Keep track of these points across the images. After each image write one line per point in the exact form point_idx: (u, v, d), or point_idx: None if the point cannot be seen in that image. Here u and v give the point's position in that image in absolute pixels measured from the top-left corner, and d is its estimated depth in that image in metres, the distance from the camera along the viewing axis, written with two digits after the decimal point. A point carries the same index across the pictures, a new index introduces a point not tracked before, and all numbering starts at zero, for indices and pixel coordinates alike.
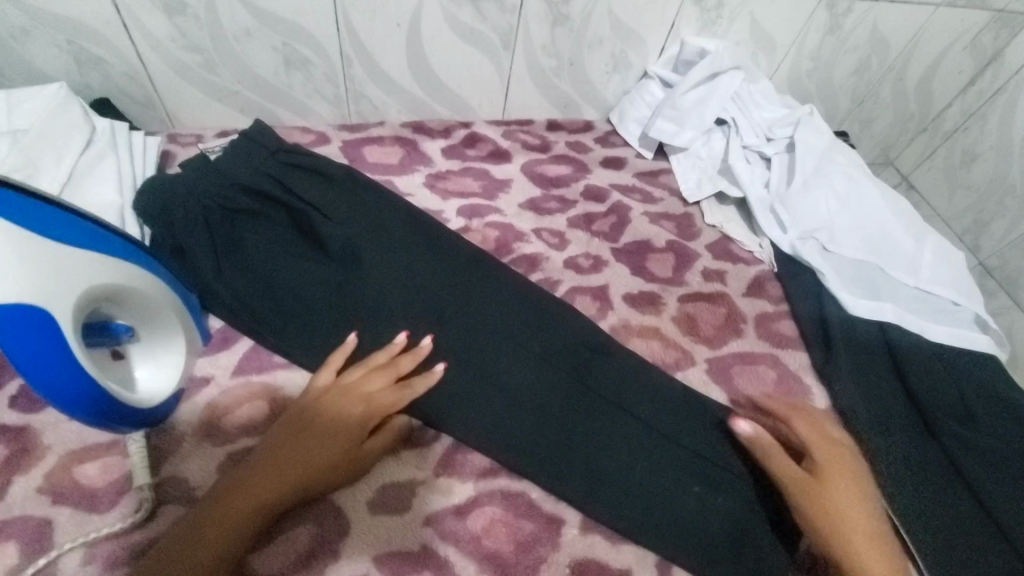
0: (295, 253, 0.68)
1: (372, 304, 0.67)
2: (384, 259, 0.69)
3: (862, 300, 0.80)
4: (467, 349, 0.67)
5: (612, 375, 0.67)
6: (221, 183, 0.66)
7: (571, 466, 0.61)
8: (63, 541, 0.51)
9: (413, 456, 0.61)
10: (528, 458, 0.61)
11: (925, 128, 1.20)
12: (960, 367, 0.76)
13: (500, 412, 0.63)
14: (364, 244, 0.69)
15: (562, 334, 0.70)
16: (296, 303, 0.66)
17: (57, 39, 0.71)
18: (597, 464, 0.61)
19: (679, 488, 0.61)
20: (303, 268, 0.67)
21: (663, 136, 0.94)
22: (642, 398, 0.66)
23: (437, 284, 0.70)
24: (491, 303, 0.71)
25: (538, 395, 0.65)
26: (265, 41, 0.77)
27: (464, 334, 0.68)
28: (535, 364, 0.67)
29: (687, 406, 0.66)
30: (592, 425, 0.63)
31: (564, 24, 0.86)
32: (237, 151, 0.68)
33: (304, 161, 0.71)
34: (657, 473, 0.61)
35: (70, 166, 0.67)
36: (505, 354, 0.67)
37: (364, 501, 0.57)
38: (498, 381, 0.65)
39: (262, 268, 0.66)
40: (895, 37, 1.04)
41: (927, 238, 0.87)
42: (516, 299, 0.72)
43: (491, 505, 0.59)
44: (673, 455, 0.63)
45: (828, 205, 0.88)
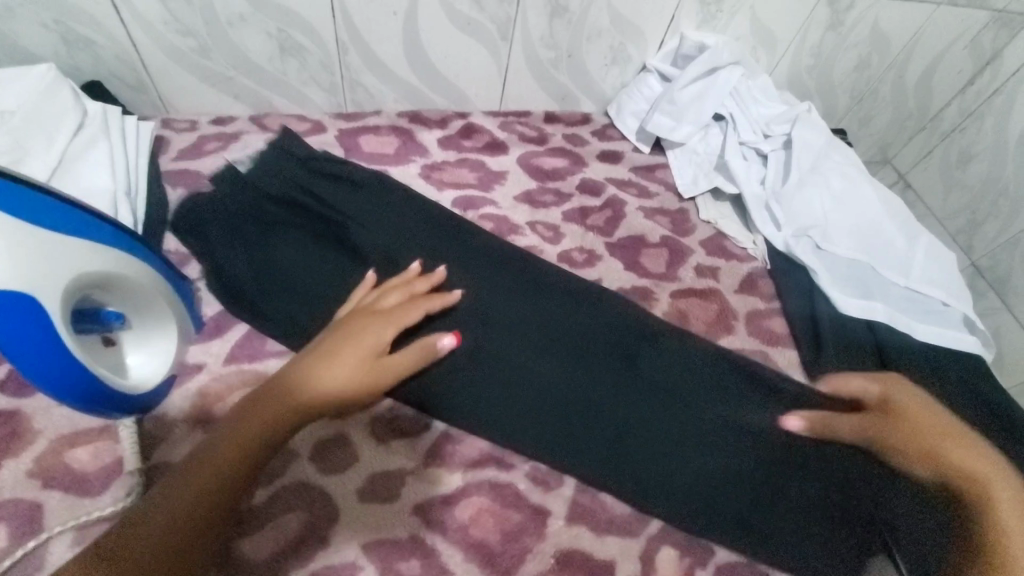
0: (328, 257, 0.69)
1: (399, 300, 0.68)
2: (410, 255, 0.72)
3: (853, 298, 0.81)
4: (484, 328, 0.68)
5: (610, 358, 0.68)
6: (259, 195, 0.73)
7: (582, 442, 0.62)
8: (54, 524, 0.52)
9: (403, 446, 0.62)
10: (537, 441, 0.62)
11: (924, 127, 1.19)
12: (945, 366, 0.77)
13: (515, 394, 0.64)
14: (395, 247, 0.71)
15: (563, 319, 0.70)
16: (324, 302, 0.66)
17: (45, 18, 0.70)
18: (606, 435, 0.63)
19: (686, 454, 0.62)
20: (335, 271, 0.69)
21: (660, 131, 0.94)
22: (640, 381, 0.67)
23: (459, 269, 0.72)
24: (492, 291, 0.71)
25: (553, 376, 0.66)
26: (259, 26, 0.76)
27: (482, 315, 0.69)
28: (534, 349, 0.67)
29: (686, 391, 0.66)
30: (605, 398, 0.65)
31: (562, 15, 0.85)
32: (269, 165, 0.76)
33: (335, 170, 0.76)
34: (648, 456, 0.62)
35: (60, 149, 0.67)
36: (507, 343, 0.67)
37: (354, 490, 0.58)
38: (516, 363, 0.66)
39: (292, 269, 0.68)
40: (896, 34, 1.04)
41: (920, 238, 0.87)
42: (538, 280, 0.73)
43: (479, 494, 0.60)
44: (683, 426, 0.64)
45: (824, 202, 0.88)
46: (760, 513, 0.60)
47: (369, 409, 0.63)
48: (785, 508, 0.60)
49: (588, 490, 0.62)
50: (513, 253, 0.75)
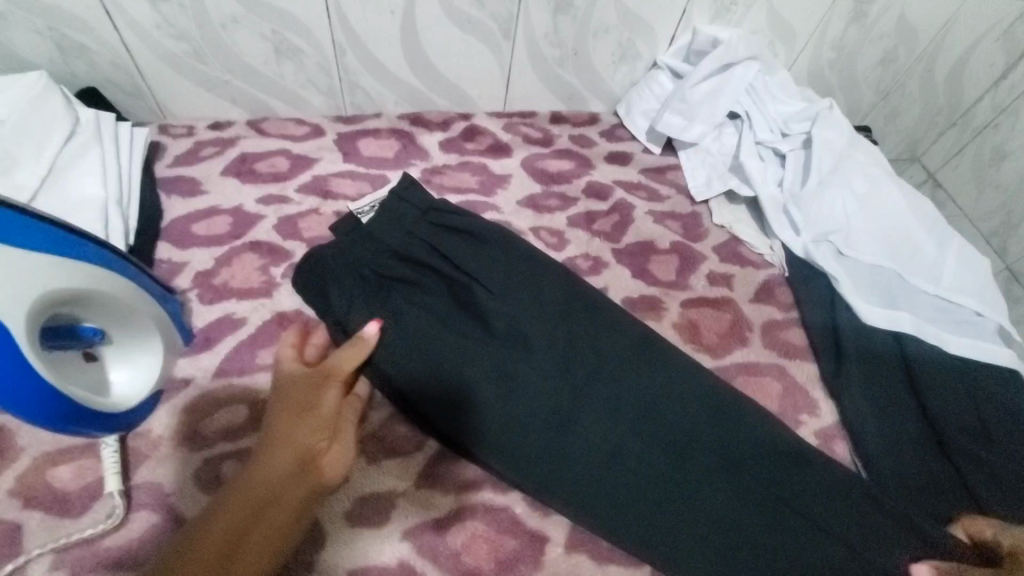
0: (453, 327, 0.64)
1: (492, 361, 0.63)
2: (515, 308, 0.65)
3: (877, 308, 0.75)
4: (552, 385, 0.63)
5: (642, 392, 0.65)
6: (385, 246, 0.65)
7: (629, 506, 0.59)
8: (33, 546, 0.50)
9: (394, 466, 0.60)
10: (580, 502, 0.58)
11: (954, 123, 1.13)
12: (979, 383, 0.71)
13: (573, 456, 0.60)
14: (517, 309, 0.65)
15: (595, 348, 0.66)
16: (451, 378, 0.61)
17: (38, 25, 0.69)
18: (652, 496, 0.59)
19: (715, 508, 0.59)
20: (464, 344, 0.63)
21: (671, 131, 0.90)
22: (666, 416, 0.64)
23: (544, 320, 0.66)
24: (524, 316, 0.65)
25: (610, 437, 0.62)
26: (254, 29, 0.74)
27: (554, 370, 0.64)
28: (565, 385, 0.63)
29: (734, 450, 0.62)
30: (659, 458, 0.61)
31: (567, 11, 0.81)
32: (390, 213, 0.67)
33: (453, 221, 0.68)
34: (672, 497, 0.60)
35: (51, 158, 0.66)
36: (534, 376, 0.63)
37: (342, 513, 0.56)
38: (576, 423, 0.62)
39: (422, 341, 0.62)
40: (925, 26, 0.98)
41: (951, 243, 0.81)
42: (622, 336, 0.67)
43: (473, 520, 0.58)
44: (723, 483, 0.61)
45: (846, 205, 0.83)
46: (787, 555, 0.57)
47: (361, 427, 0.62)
48: (806, 557, 0.57)
49: None
50: (544, 269, 0.69)
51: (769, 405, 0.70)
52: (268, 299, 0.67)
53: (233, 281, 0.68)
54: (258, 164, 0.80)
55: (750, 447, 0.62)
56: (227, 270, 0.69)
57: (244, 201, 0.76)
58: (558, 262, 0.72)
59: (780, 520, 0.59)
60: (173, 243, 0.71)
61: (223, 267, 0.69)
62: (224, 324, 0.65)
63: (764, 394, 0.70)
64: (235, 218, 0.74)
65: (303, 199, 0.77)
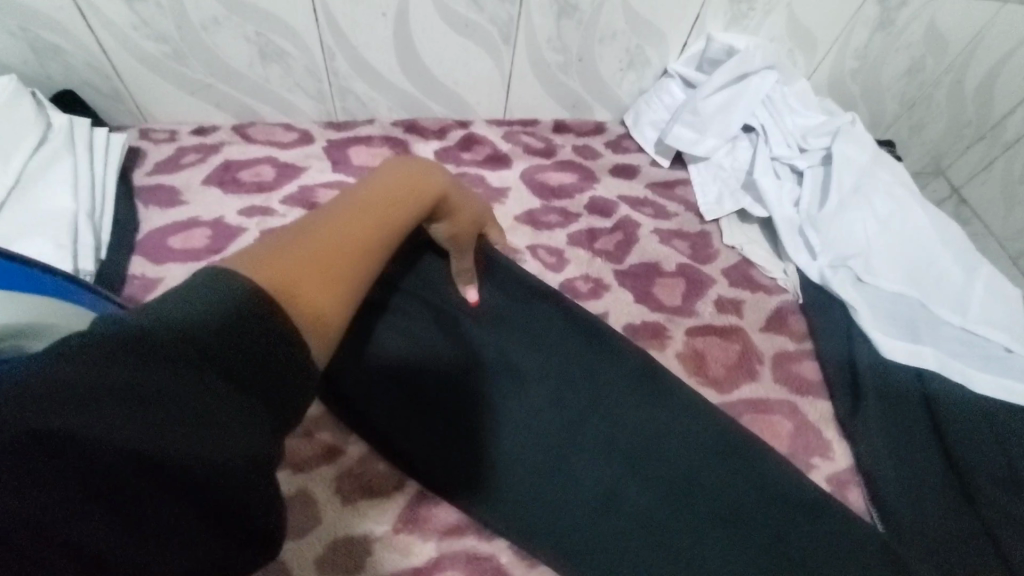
0: (438, 356, 0.63)
1: (478, 392, 0.61)
2: (507, 338, 0.64)
3: (899, 340, 0.70)
4: (542, 420, 0.60)
5: (641, 428, 0.60)
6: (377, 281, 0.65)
7: (622, 554, 0.54)
8: None
9: (371, 508, 0.55)
10: (568, 549, 0.54)
11: (983, 136, 1.07)
12: (1009, 426, 0.66)
13: (560, 496, 0.57)
14: (507, 339, 0.64)
15: (591, 379, 0.62)
16: (432, 408, 0.60)
17: (9, 25, 0.66)
18: (649, 543, 0.55)
19: (719, 562, 0.54)
20: (447, 375, 0.62)
21: (681, 144, 0.85)
22: (667, 455, 0.59)
23: (537, 350, 0.63)
24: (514, 348, 0.63)
25: (603, 477, 0.58)
26: (237, 30, 0.70)
27: (545, 404, 0.61)
28: (557, 421, 0.60)
29: (740, 498, 0.57)
30: (657, 501, 0.57)
31: (571, 16, 0.76)
32: None
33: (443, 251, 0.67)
34: (668, 547, 0.55)
35: (18, 169, 0.62)
36: (521, 411, 0.61)
37: (312, 559, 0.51)
38: (565, 461, 0.59)
39: (406, 376, 0.62)
40: (955, 36, 0.92)
41: (980, 271, 0.76)
42: (619, 367, 0.63)
43: (453, 569, 0.52)
44: (727, 534, 0.56)
45: (867, 229, 0.77)
46: None
47: (337, 462, 0.57)
48: None
49: None
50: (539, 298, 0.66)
51: (779, 447, 0.65)
52: None
53: None
54: (242, 173, 0.76)
55: (760, 493, 0.57)
56: None
57: (225, 212, 0.72)
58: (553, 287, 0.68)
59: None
60: (147, 257, 0.67)
61: None
62: None
63: (774, 433, 0.65)
64: (215, 232, 0.70)
65: (288, 212, 0.73)
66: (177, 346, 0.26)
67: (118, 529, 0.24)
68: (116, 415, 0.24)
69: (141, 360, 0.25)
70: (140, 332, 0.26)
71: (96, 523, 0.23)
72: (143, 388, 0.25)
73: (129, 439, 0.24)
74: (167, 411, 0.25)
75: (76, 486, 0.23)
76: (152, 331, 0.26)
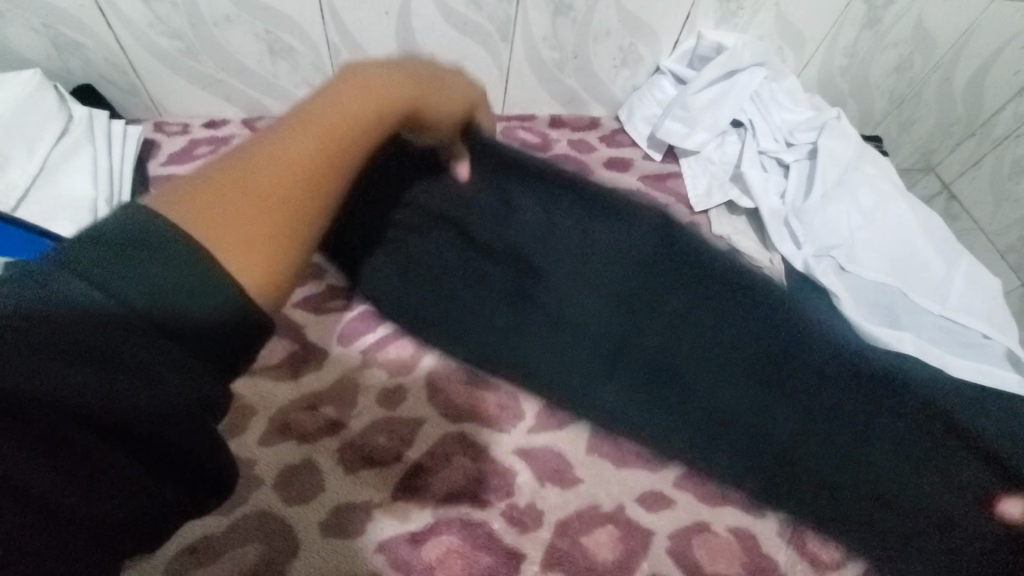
0: (462, 258, 0.73)
1: (512, 283, 0.72)
2: (522, 232, 0.74)
3: (879, 327, 0.73)
4: (562, 312, 0.71)
5: (648, 313, 0.71)
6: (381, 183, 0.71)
7: (663, 406, 0.66)
8: None
9: (372, 476, 0.58)
10: (619, 412, 0.65)
11: (973, 132, 1.10)
12: (986, 408, 0.68)
13: (596, 367, 0.68)
14: (520, 239, 0.74)
15: (601, 259, 0.73)
16: (464, 312, 0.70)
17: (32, 22, 0.69)
18: (684, 398, 0.66)
19: (751, 405, 0.67)
20: (475, 275, 0.72)
21: (671, 138, 0.88)
22: (663, 334, 0.69)
23: (543, 246, 0.74)
24: (526, 241, 0.74)
25: (620, 338, 0.70)
26: (247, 28, 0.74)
27: (566, 285, 0.73)
28: (563, 313, 0.71)
29: (744, 355, 0.69)
30: (676, 368, 0.68)
31: (567, 14, 0.80)
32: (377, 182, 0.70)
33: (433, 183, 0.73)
34: (703, 421, 0.65)
35: (41, 158, 0.66)
36: (553, 298, 0.72)
37: (317, 522, 0.55)
38: (585, 330, 0.70)
39: (439, 284, 0.72)
40: (943, 33, 0.94)
41: (961, 261, 0.79)
42: (619, 248, 0.72)
43: (449, 534, 0.56)
44: (747, 390, 0.67)
45: (851, 220, 0.80)
46: (829, 455, 0.65)
47: (340, 434, 0.61)
48: (822, 443, 0.65)
49: (566, 533, 0.57)
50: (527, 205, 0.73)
51: None
52: None
53: None
54: None
55: (756, 353, 0.68)
56: None
57: None
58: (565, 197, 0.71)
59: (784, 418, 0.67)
60: None
61: None
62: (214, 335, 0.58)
63: None
64: None
65: None
66: (124, 314, 0.27)
67: (79, 484, 0.25)
68: (67, 373, 0.25)
69: (94, 327, 0.26)
70: (83, 301, 0.26)
71: (54, 477, 0.24)
72: (91, 351, 0.26)
73: (71, 396, 0.25)
74: (125, 375, 0.26)
75: (30, 444, 0.24)
76: (94, 298, 0.26)
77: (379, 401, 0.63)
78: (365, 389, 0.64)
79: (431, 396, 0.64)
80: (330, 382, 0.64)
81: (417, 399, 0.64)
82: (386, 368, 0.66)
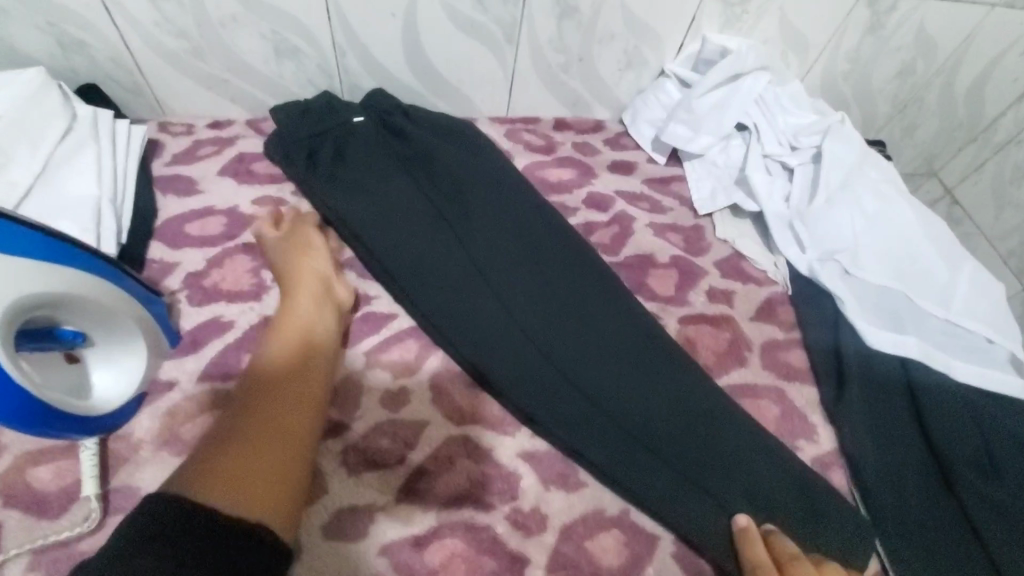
0: (419, 222, 0.70)
1: (487, 270, 0.67)
2: (380, 181, 0.72)
3: (884, 331, 0.72)
4: (518, 286, 0.67)
5: (531, 300, 0.66)
6: (296, 135, 0.75)
7: (590, 383, 0.62)
8: (10, 546, 0.51)
9: (374, 479, 0.58)
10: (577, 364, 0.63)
11: (975, 138, 1.11)
12: (988, 413, 0.68)
13: (530, 370, 0.62)
14: (369, 165, 0.73)
15: (456, 213, 0.71)
16: (446, 270, 0.67)
17: (37, 21, 0.69)
18: (614, 390, 0.62)
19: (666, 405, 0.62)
20: (414, 219, 0.70)
21: (676, 141, 0.87)
22: (581, 343, 0.64)
23: (411, 197, 0.71)
24: (364, 184, 0.72)
25: (567, 347, 0.64)
26: (254, 29, 0.74)
27: (509, 292, 0.66)
28: (443, 294, 0.66)
29: (590, 323, 0.66)
30: (606, 350, 0.64)
31: (573, 17, 0.80)
32: (376, 179, 0.72)
33: (377, 174, 0.72)
34: (628, 417, 0.61)
35: (45, 156, 0.66)
36: (500, 277, 0.67)
37: (319, 526, 0.55)
38: (541, 330, 0.64)
39: (407, 234, 0.69)
40: (946, 39, 0.94)
41: (964, 265, 0.79)
42: (490, 207, 0.72)
43: (452, 537, 0.55)
44: (668, 386, 0.63)
45: (855, 224, 0.80)
46: (730, 473, 0.59)
47: (343, 437, 0.60)
48: (715, 447, 0.60)
49: (571, 537, 0.57)
50: (398, 194, 0.71)
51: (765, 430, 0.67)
52: (257, 302, 0.67)
53: (223, 283, 0.68)
54: (255, 165, 0.79)
55: (594, 308, 0.67)
56: (218, 272, 0.69)
57: (239, 202, 0.75)
58: (457, 158, 0.76)
59: (738, 476, 0.59)
60: (165, 243, 0.71)
61: (215, 268, 0.69)
62: (212, 327, 0.65)
63: (761, 417, 0.68)
64: (229, 219, 0.74)
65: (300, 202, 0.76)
66: None
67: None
68: None
69: None
70: None
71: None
72: None
73: None
74: None
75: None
76: None
77: (383, 402, 0.63)
78: (369, 390, 0.64)
79: (435, 398, 0.64)
80: (333, 385, 0.64)
81: (421, 401, 0.63)
82: (389, 369, 0.65)
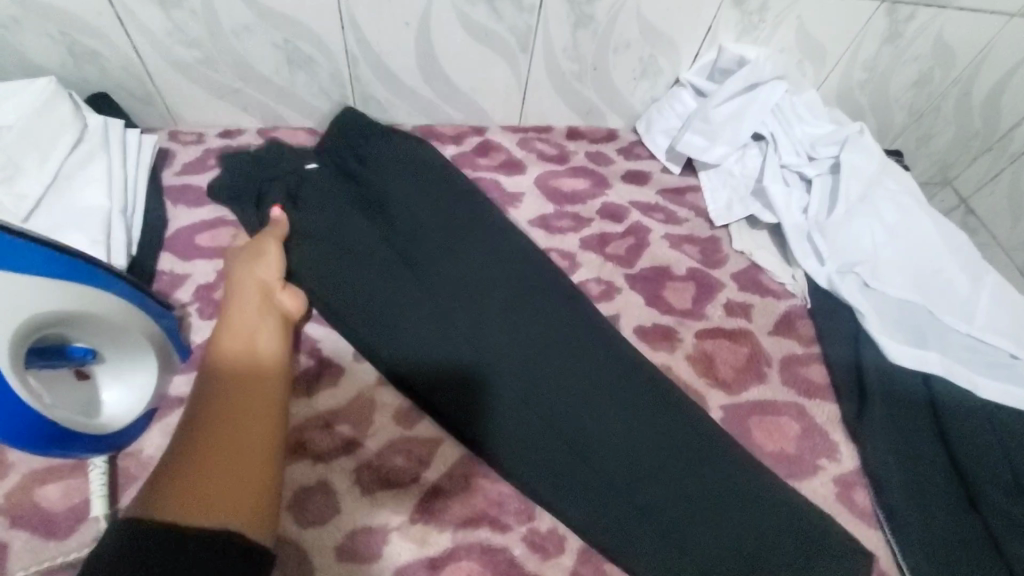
0: (381, 261, 0.66)
1: (456, 312, 0.64)
2: (338, 219, 0.68)
3: (906, 346, 0.71)
4: (488, 328, 0.64)
5: (501, 340, 0.63)
6: (247, 177, 0.72)
7: (566, 434, 0.59)
8: (16, 568, 0.50)
9: (388, 498, 0.57)
10: (553, 413, 0.60)
11: (990, 148, 1.09)
12: (1014, 431, 0.66)
13: (503, 422, 0.59)
14: (326, 205, 0.69)
15: (422, 250, 0.68)
16: (410, 314, 0.64)
17: (49, 30, 0.69)
18: (592, 442, 0.59)
19: (652, 450, 0.59)
20: (375, 258, 0.66)
21: (692, 151, 0.86)
22: (555, 386, 0.61)
23: (372, 237, 0.68)
24: (320, 225, 0.67)
25: (540, 391, 0.61)
26: (266, 37, 0.73)
27: (477, 334, 0.63)
28: (411, 340, 0.62)
29: (564, 361, 0.63)
30: (581, 394, 0.61)
31: (588, 26, 0.79)
32: (331, 218, 0.68)
33: (334, 212, 0.69)
34: (611, 464, 0.58)
35: (55, 167, 0.65)
36: (467, 318, 0.64)
37: (332, 545, 0.54)
38: (514, 378, 0.61)
39: (369, 277, 0.65)
40: (964, 49, 0.93)
41: (986, 278, 0.77)
42: (458, 239, 0.69)
43: (468, 560, 0.54)
44: (651, 423, 0.60)
45: (874, 235, 0.78)
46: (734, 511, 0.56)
47: (356, 454, 0.59)
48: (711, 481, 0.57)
49: (590, 561, 0.56)
50: (356, 234, 0.67)
51: (786, 448, 0.66)
52: None
53: None
54: None
55: (568, 346, 0.64)
56: None
57: None
58: (425, 188, 0.72)
59: (740, 520, 0.55)
60: (176, 254, 0.70)
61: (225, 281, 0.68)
62: None
63: (781, 435, 0.67)
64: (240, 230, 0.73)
65: None
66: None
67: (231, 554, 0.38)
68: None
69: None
70: None
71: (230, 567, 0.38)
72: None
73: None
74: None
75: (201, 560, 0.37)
76: None
77: (396, 419, 0.62)
78: (381, 407, 0.62)
79: None
80: (345, 401, 0.62)
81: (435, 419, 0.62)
82: None
